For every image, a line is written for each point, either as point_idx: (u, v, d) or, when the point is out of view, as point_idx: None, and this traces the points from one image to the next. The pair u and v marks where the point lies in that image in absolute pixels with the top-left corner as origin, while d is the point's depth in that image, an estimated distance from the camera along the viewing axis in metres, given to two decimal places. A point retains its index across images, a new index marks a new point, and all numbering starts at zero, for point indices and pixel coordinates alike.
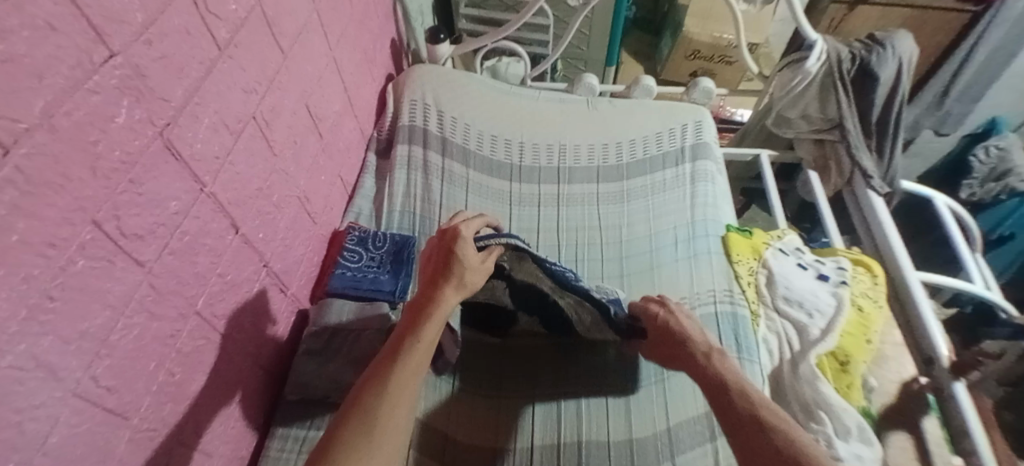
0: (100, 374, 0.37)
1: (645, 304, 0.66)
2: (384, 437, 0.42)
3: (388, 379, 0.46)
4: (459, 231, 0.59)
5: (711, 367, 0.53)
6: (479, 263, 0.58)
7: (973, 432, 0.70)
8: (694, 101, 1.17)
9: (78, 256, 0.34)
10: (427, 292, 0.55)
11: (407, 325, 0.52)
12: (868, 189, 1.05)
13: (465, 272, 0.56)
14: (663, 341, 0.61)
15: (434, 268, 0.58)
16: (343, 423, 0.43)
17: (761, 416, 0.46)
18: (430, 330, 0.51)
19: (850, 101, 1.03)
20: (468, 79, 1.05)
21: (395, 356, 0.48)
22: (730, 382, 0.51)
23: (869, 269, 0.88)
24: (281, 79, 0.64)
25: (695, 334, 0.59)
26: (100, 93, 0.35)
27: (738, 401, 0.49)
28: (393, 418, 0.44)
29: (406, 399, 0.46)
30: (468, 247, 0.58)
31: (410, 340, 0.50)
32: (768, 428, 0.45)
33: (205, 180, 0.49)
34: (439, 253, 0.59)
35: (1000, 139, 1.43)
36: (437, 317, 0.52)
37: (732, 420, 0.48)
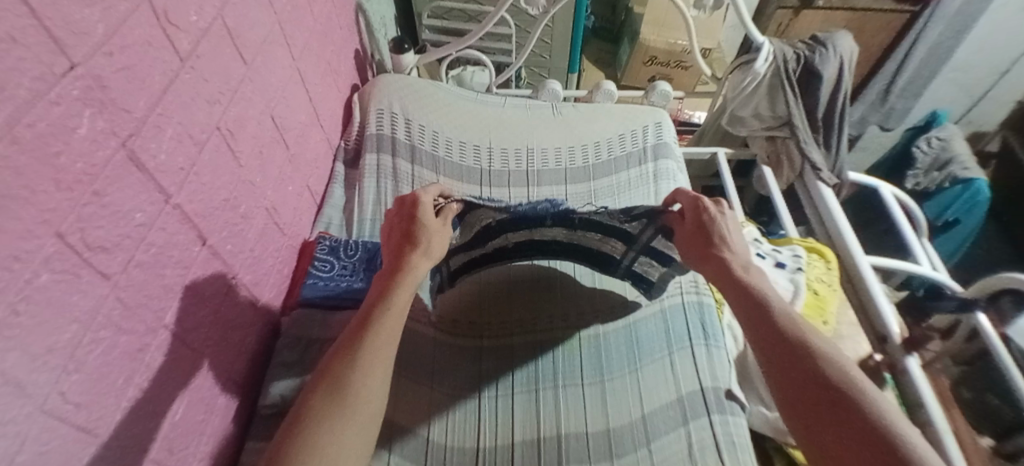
0: (68, 390, 0.37)
1: (696, 195, 0.65)
2: (357, 400, 0.46)
3: (360, 346, 0.49)
4: (419, 199, 0.63)
5: (752, 285, 0.56)
6: (440, 231, 0.62)
7: (927, 404, 0.75)
8: (653, 104, 1.22)
9: (42, 269, 0.33)
10: (396, 261, 0.58)
11: (379, 295, 0.55)
12: (818, 181, 1.12)
13: (431, 241, 0.60)
14: (701, 241, 0.62)
15: (400, 240, 0.61)
16: (315, 390, 0.47)
17: (805, 342, 0.49)
18: (402, 296, 0.54)
19: (797, 99, 1.10)
20: (434, 88, 1.07)
21: (368, 325, 0.51)
22: (771, 302, 0.54)
23: (822, 256, 0.94)
24: (245, 90, 0.64)
25: (736, 245, 0.61)
26: (62, 104, 0.35)
27: (784, 326, 0.51)
28: (366, 381, 0.47)
29: (381, 364, 0.49)
30: (429, 214, 0.62)
31: (383, 306, 0.53)
32: (812, 355, 0.48)
33: (171, 191, 0.49)
34: (403, 223, 0.62)
35: (941, 132, 1.59)
36: (407, 285, 0.55)
37: (780, 341, 0.50)
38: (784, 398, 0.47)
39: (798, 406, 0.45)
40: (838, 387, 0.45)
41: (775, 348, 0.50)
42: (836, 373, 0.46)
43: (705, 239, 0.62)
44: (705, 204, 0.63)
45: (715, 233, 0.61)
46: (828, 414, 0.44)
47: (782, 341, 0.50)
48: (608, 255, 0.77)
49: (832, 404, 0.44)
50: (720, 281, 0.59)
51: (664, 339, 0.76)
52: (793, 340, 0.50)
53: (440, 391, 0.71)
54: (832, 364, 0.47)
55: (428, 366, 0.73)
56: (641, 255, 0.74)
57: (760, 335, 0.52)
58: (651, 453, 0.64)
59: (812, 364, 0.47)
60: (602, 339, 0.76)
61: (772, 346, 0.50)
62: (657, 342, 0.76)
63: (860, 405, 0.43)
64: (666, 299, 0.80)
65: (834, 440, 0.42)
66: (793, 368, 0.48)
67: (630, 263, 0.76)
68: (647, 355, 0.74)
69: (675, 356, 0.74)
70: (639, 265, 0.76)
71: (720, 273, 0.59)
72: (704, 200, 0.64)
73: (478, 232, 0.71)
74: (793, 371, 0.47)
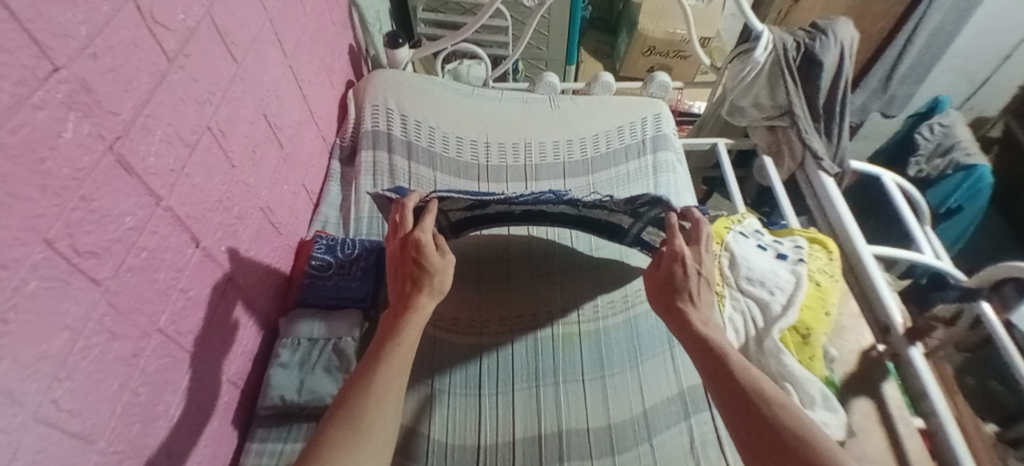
0: (61, 398, 0.36)
1: (673, 246, 0.64)
2: (371, 432, 0.46)
3: (374, 376, 0.49)
4: (420, 240, 0.59)
5: (715, 339, 0.55)
6: (445, 265, 0.59)
7: (932, 395, 0.74)
8: (651, 95, 1.21)
9: (30, 277, 0.33)
10: (401, 298, 0.57)
11: (387, 331, 0.54)
12: (819, 171, 1.09)
13: (436, 279, 0.58)
14: (675, 290, 0.61)
15: (401, 281, 0.59)
16: (330, 422, 0.46)
17: (772, 400, 0.47)
18: (409, 334, 0.54)
19: (797, 88, 1.08)
20: (431, 83, 1.06)
21: (373, 368, 0.50)
22: (741, 358, 0.53)
23: (824, 246, 0.92)
24: (236, 89, 0.63)
25: (703, 300, 0.61)
26: (46, 109, 0.34)
27: (742, 378, 0.50)
28: (379, 411, 0.47)
29: (392, 397, 0.49)
30: (431, 251, 0.59)
31: (386, 349, 0.52)
32: (773, 410, 0.46)
33: (161, 193, 0.48)
34: (403, 263, 0.60)
35: (943, 118, 1.56)
36: (416, 325, 0.55)
37: (739, 396, 0.49)
38: (748, 454, 0.45)
39: (762, 462, 0.44)
40: (794, 442, 0.43)
41: (736, 400, 0.48)
42: (803, 431, 0.44)
43: (677, 286, 0.61)
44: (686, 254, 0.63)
45: (686, 287, 0.61)
46: None
47: (739, 394, 0.49)
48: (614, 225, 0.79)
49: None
50: (681, 335, 0.58)
51: (664, 334, 0.76)
52: (753, 393, 0.48)
53: (438, 384, 0.70)
54: (791, 417, 0.45)
55: (431, 362, 0.72)
56: (648, 226, 0.77)
57: (720, 389, 0.50)
58: (653, 447, 0.64)
59: (771, 419, 0.45)
60: (603, 335, 0.75)
61: (729, 397, 0.49)
62: (657, 336, 0.75)
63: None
64: None
65: None
66: (753, 421, 0.46)
67: (638, 232, 0.79)
68: (648, 351, 0.74)
69: (675, 350, 0.74)
70: (647, 234, 0.79)
71: (683, 327, 0.58)
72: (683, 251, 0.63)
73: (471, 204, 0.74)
74: (763, 428, 0.45)
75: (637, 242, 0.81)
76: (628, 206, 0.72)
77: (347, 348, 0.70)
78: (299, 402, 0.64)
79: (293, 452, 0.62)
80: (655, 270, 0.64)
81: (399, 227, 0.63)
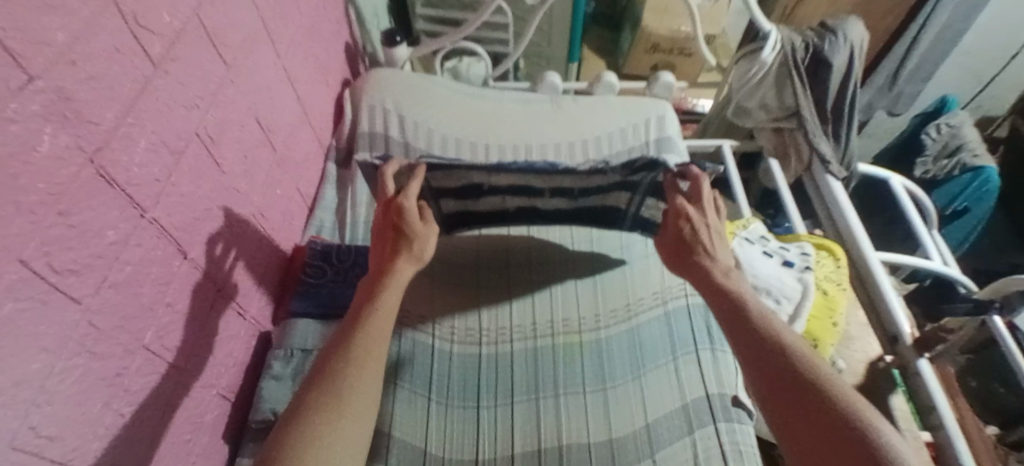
0: (38, 425, 0.34)
1: (677, 206, 0.63)
2: (351, 390, 0.43)
3: (352, 337, 0.47)
4: (402, 205, 0.59)
5: (731, 288, 0.53)
6: (427, 232, 0.58)
7: (940, 407, 0.70)
8: (655, 96, 1.18)
9: (4, 299, 0.31)
10: (382, 263, 0.56)
11: (365, 294, 0.53)
12: (827, 175, 1.08)
13: (415, 245, 0.57)
14: (684, 250, 0.60)
15: (387, 244, 0.58)
16: (316, 375, 0.44)
17: (775, 340, 0.45)
18: (389, 293, 0.52)
19: (805, 90, 1.05)
20: (429, 83, 1.03)
21: (355, 323, 0.49)
22: (749, 303, 0.51)
23: (831, 253, 0.89)
24: (226, 91, 0.61)
25: (720, 253, 0.58)
26: (20, 121, 0.32)
27: (755, 321, 0.48)
28: (359, 369, 0.45)
29: (374, 352, 0.47)
30: (412, 214, 0.59)
31: (366, 308, 0.50)
32: (780, 349, 0.44)
33: (146, 204, 0.46)
34: (386, 231, 0.59)
35: (951, 117, 1.51)
36: (393, 287, 0.53)
37: (760, 348, 0.45)
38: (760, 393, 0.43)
39: (772, 397, 0.42)
40: (796, 378, 0.41)
41: (749, 346, 0.46)
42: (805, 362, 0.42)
43: (687, 245, 0.60)
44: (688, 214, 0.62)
45: (697, 245, 0.59)
46: (804, 407, 0.39)
47: (763, 344, 0.45)
48: (613, 208, 0.87)
49: (796, 397, 0.40)
50: (703, 290, 0.55)
51: (668, 344, 0.74)
52: (762, 336, 0.46)
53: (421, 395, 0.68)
54: (795, 352, 0.44)
55: (429, 369, 0.71)
56: (647, 198, 0.85)
57: (742, 341, 0.47)
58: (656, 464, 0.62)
59: (779, 355, 0.44)
60: (605, 344, 0.74)
61: (741, 340, 0.47)
62: (661, 347, 0.74)
63: (828, 397, 0.39)
64: (670, 302, 0.78)
65: (810, 427, 0.38)
66: (775, 375, 0.43)
67: (637, 210, 0.86)
68: (651, 359, 0.73)
69: (679, 361, 0.72)
70: (646, 210, 0.87)
71: (704, 284, 0.56)
72: (687, 211, 0.62)
73: (470, 186, 0.80)
74: (768, 366, 0.43)
75: (637, 224, 0.88)
76: (627, 170, 0.79)
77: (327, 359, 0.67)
78: None
79: None
80: (665, 233, 0.64)
81: (383, 199, 0.63)
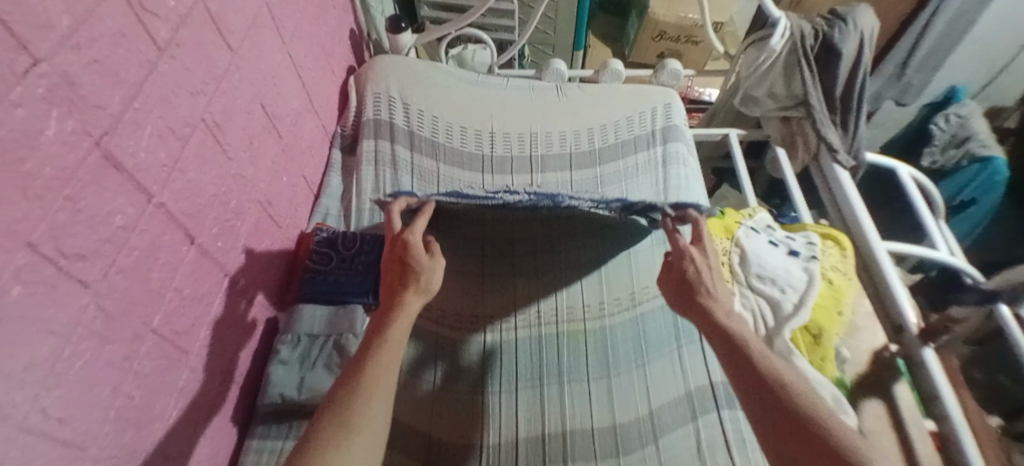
0: (49, 406, 0.35)
1: (681, 244, 0.63)
2: (365, 430, 0.44)
3: (363, 372, 0.48)
4: (408, 240, 0.60)
5: (735, 331, 0.54)
6: (433, 265, 0.59)
7: (944, 398, 0.71)
8: (662, 84, 1.17)
9: (13, 283, 0.31)
10: (389, 299, 0.56)
11: (373, 329, 0.53)
12: (835, 164, 1.06)
13: (423, 278, 0.57)
14: (686, 290, 0.60)
15: (391, 281, 0.58)
16: (325, 415, 0.45)
17: (785, 386, 0.47)
18: (398, 331, 0.53)
19: (814, 78, 1.04)
20: (434, 71, 1.03)
21: (364, 361, 0.49)
22: (757, 347, 0.52)
23: (837, 242, 0.88)
24: (231, 78, 0.61)
25: (721, 292, 0.59)
26: (24, 105, 0.32)
27: (762, 364, 0.49)
28: (370, 410, 0.46)
29: (384, 392, 0.48)
30: (418, 251, 0.59)
31: (374, 345, 0.51)
32: (790, 396, 0.46)
33: (153, 190, 0.46)
34: (391, 265, 0.60)
35: (959, 107, 1.46)
36: (402, 322, 0.53)
37: (764, 400, 0.47)
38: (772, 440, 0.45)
39: (789, 446, 0.43)
40: (810, 427, 0.43)
41: (760, 392, 0.47)
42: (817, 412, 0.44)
43: (690, 284, 0.60)
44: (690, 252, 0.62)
45: (700, 284, 0.59)
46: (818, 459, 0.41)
47: (768, 394, 0.47)
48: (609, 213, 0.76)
49: (811, 447, 0.42)
50: (706, 333, 0.56)
51: (672, 333, 0.74)
52: (774, 382, 0.47)
53: (491, 402, 0.68)
54: (806, 400, 0.46)
55: (433, 357, 0.71)
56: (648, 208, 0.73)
57: (745, 388, 0.48)
58: (659, 449, 0.63)
59: (789, 404, 0.45)
60: (610, 334, 0.74)
61: (751, 384, 0.48)
62: (664, 335, 0.74)
63: (842, 448, 0.41)
64: None
65: None
66: (779, 429, 0.44)
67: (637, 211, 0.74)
68: (653, 350, 0.73)
69: (683, 349, 0.72)
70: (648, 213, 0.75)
71: (706, 323, 0.56)
72: (690, 250, 0.62)
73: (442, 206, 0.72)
74: (783, 415, 0.45)
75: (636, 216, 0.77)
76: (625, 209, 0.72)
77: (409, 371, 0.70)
78: (300, 400, 0.63)
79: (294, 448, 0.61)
80: (666, 271, 0.63)
81: (389, 234, 0.63)
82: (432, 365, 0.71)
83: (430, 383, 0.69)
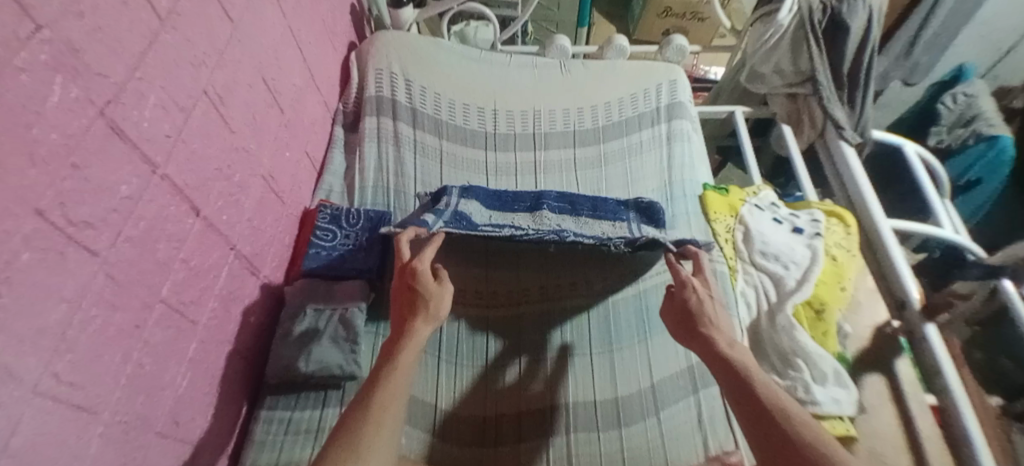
0: (61, 371, 0.36)
1: (679, 276, 0.64)
2: (372, 451, 0.44)
3: (371, 396, 0.48)
4: (418, 268, 0.62)
5: (736, 359, 0.53)
6: (441, 291, 0.60)
7: (944, 370, 0.70)
8: (667, 60, 1.15)
9: (22, 249, 0.31)
10: (398, 328, 0.57)
11: (383, 357, 0.54)
12: (840, 141, 1.04)
13: (432, 304, 0.59)
14: (687, 320, 0.60)
15: (402, 311, 0.60)
16: (332, 441, 0.45)
17: (786, 414, 0.46)
18: (406, 356, 0.53)
19: (822, 54, 1.02)
20: (436, 46, 1.01)
21: (372, 387, 0.50)
22: (759, 377, 0.51)
23: (842, 220, 0.88)
24: (233, 51, 0.60)
25: (721, 323, 0.59)
26: (29, 71, 0.32)
27: (762, 391, 0.49)
28: (378, 431, 0.46)
29: (390, 418, 0.47)
30: (427, 280, 0.61)
31: (384, 371, 0.51)
32: (790, 422, 0.45)
33: (158, 161, 0.46)
34: (402, 294, 0.61)
35: (968, 85, 1.37)
36: (411, 350, 0.54)
37: (766, 436, 0.46)
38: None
39: None
40: (813, 452, 0.42)
41: (760, 420, 0.47)
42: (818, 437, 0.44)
43: (690, 314, 0.60)
44: (688, 283, 0.63)
45: (699, 312, 0.60)
46: None
47: (773, 428, 0.46)
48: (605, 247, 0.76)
49: None
50: (710, 364, 0.55)
51: None
52: (774, 410, 0.47)
53: (572, 401, 0.66)
54: (809, 427, 0.45)
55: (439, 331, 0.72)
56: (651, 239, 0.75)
57: (750, 423, 0.48)
58: (660, 422, 0.64)
59: (791, 432, 0.45)
60: (611, 309, 0.74)
61: (752, 414, 0.48)
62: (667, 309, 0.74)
63: None
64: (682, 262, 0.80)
65: None
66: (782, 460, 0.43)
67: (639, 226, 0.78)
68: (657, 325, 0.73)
69: None
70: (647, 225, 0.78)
71: (707, 355, 0.56)
72: (688, 281, 0.63)
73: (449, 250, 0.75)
74: (783, 439, 0.44)
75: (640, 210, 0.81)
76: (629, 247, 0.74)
77: (494, 365, 0.70)
78: (307, 371, 0.64)
79: (302, 419, 0.63)
80: (667, 301, 0.64)
81: (399, 266, 0.65)
82: (518, 358, 0.71)
83: (513, 377, 0.69)
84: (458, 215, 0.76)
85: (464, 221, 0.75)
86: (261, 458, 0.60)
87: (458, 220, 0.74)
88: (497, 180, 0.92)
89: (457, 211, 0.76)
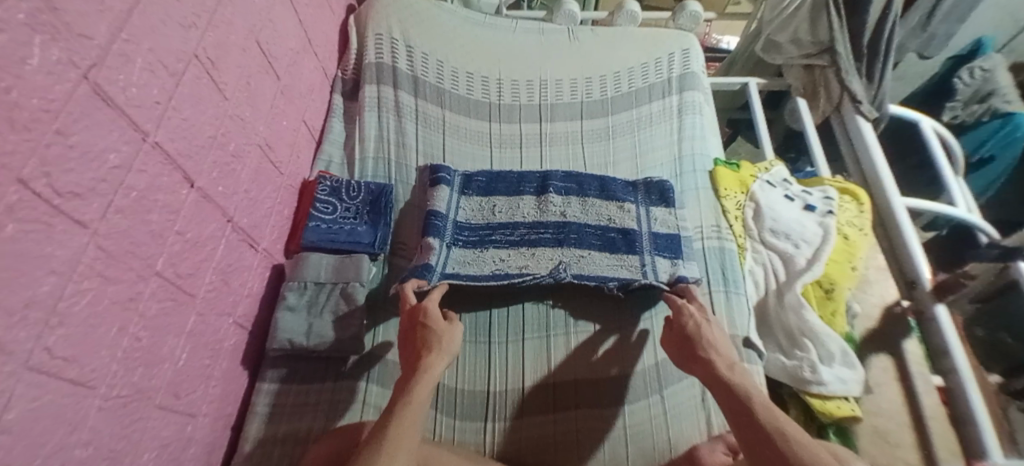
0: (54, 345, 0.35)
1: (677, 304, 0.62)
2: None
3: (387, 427, 0.47)
4: (426, 308, 0.60)
5: (736, 382, 0.51)
6: (452, 330, 0.58)
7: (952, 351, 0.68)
8: (680, 27, 1.10)
9: (7, 220, 0.30)
10: (410, 364, 0.55)
11: (398, 390, 0.52)
12: (856, 115, 1.00)
13: (444, 339, 0.57)
14: (686, 344, 0.58)
15: (412, 348, 0.57)
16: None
17: (783, 438, 0.44)
18: (422, 392, 0.51)
19: (841, 22, 0.97)
20: (438, 11, 0.97)
21: (387, 418, 0.48)
22: (759, 399, 0.48)
23: (855, 197, 0.84)
24: (223, 12, 0.57)
25: (723, 347, 0.56)
26: (6, 31, 0.29)
27: (762, 415, 0.46)
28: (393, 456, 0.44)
29: (405, 448, 0.46)
30: (436, 316, 0.59)
31: (397, 405, 0.49)
32: (794, 448, 0.42)
33: (147, 128, 0.44)
34: (411, 333, 0.59)
35: (985, 59, 1.25)
36: (425, 384, 0.52)
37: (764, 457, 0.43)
38: None
39: None
40: None
41: (758, 449, 0.44)
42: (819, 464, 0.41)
43: (690, 338, 0.58)
44: (688, 309, 0.61)
45: (701, 335, 0.57)
46: None
47: (773, 450, 0.43)
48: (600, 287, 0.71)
49: None
50: (709, 385, 0.53)
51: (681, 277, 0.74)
52: (773, 435, 0.44)
53: (587, 381, 0.66)
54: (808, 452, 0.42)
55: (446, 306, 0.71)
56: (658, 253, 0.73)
57: (750, 445, 0.45)
58: (663, 399, 0.64)
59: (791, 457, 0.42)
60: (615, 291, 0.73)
61: (751, 444, 0.45)
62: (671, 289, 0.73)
63: None
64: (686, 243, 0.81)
65: None
66: None
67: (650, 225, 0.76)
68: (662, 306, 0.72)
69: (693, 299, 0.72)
70: (659, 225, 0.76)
71: (708, 379, 0.53)
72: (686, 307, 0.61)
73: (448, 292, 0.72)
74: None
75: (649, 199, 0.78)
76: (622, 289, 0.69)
77: (580, 346, 0.69)
78: (309, 346, 0.64)
79: (304, 391, 0.64)
80: (668, 327, 0.61)
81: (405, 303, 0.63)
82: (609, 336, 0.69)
83: (606, 349, 0.68)
84: (458, 227, 0.75)
85: (464, 235, 0.75)
86: (263, 427, 0.61)
87: (459, 236, 0.74)
88: (500, 152, 0.89)
89: (456, 222, 0.75)
